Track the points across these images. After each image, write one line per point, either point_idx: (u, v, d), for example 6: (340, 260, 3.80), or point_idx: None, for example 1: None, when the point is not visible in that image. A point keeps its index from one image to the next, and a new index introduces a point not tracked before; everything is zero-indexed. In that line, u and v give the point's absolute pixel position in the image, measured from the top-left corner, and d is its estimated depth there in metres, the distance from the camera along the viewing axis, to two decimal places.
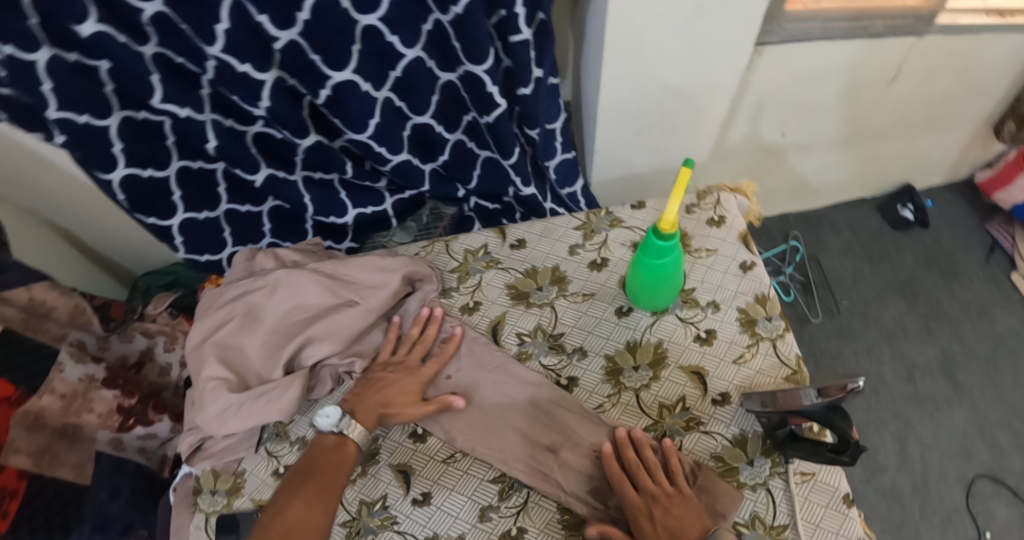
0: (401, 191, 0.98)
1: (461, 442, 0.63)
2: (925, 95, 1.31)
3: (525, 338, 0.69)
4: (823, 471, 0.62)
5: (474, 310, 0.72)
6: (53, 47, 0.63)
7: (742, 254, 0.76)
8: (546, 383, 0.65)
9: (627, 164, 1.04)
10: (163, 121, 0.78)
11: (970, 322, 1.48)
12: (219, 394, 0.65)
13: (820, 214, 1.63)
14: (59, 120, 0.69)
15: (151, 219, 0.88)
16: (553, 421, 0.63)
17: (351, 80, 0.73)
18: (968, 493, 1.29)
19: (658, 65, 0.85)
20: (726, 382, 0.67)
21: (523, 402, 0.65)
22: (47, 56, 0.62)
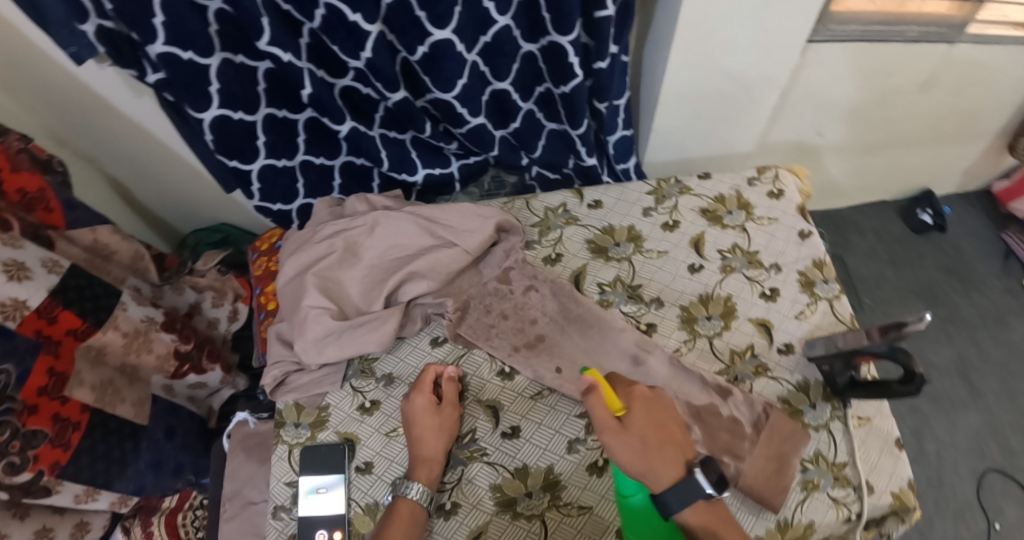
0: (468, 155, 1.04)
1: (551, 379, 0.68)
2: (954, 105, 1.37)
3: (606, 288, 0.75)
4: (877, 417, 0.68)
5: (558, 259, 0.77)
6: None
7: (801, 225, 0.82)
8: (627, 327, 0.70)
9: (679, 148, 1.10)
10: (259, 66, 0.86)
11: (986, 328, 1.54)
12: (320, 321, 0.70)
13: (844, 216, 1.69)
14: (164, 54, 0.76)
15: (234, 162, 0.96)
16: (632, 361, 0.68)
17: (449, 39, 0.79)
18: (979, 488, 1.34)
19: (725, 53, 0.90)
20: (790, 334, 0.72)
21: (602, 343, 0.70)
22: None
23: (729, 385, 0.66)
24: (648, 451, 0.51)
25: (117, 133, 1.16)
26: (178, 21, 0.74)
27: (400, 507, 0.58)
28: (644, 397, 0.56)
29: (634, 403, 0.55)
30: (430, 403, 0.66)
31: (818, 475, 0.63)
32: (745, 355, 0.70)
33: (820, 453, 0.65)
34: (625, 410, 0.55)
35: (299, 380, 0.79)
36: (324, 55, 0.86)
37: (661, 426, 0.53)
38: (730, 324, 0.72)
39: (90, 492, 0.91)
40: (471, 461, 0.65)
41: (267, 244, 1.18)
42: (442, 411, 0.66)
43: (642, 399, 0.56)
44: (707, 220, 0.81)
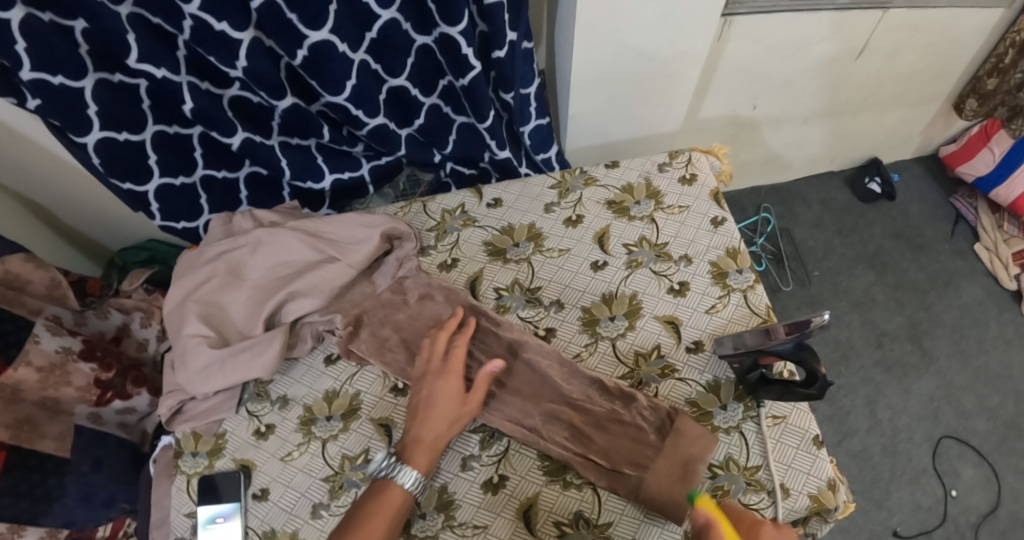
0: (378, 156, 0.98)
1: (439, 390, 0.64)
2: (893, 69, 1.35)
3: (503, 294, 0.71)
4: (794, 414, 0.65)
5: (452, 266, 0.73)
6: (27, 7, 0.65)
7: (714, 211, 0.79)
8: (525, 334, 0.67)
9: (601, 133, 1.06)
10: (139, 84, 0.80)
11: (937, 292, 1.54)
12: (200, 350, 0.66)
13: (790, 188, 1.67)
14: (34, 80, 0.70)
15: (128, 184, 0.89)
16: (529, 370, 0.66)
17: (328, 40, 0.74)
18: (935, 453, 1.34)
19: (632, 31, 0.86)
20: (699, 330, 0.70)
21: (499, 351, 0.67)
22: (21, 15, 0.65)
23: (630, 390, 0.63)
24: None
25: (20, 154, 1.10)
26: (42, 44, 0.68)
27: (391, 491, 0.55)
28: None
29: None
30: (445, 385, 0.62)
31: (728, 481, 0.61)
32: (651, 357, 0.68)
33: (732, 457, 0.62)
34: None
35: (196, 407, 0.74)
36: (206, 65, 0.81)
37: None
38: (635, 324, 0.69)
39: (14, 529, 0.87)
40: (364, 482, 0.65)
41: None
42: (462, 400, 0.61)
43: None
44: (612, 213, 0.77)
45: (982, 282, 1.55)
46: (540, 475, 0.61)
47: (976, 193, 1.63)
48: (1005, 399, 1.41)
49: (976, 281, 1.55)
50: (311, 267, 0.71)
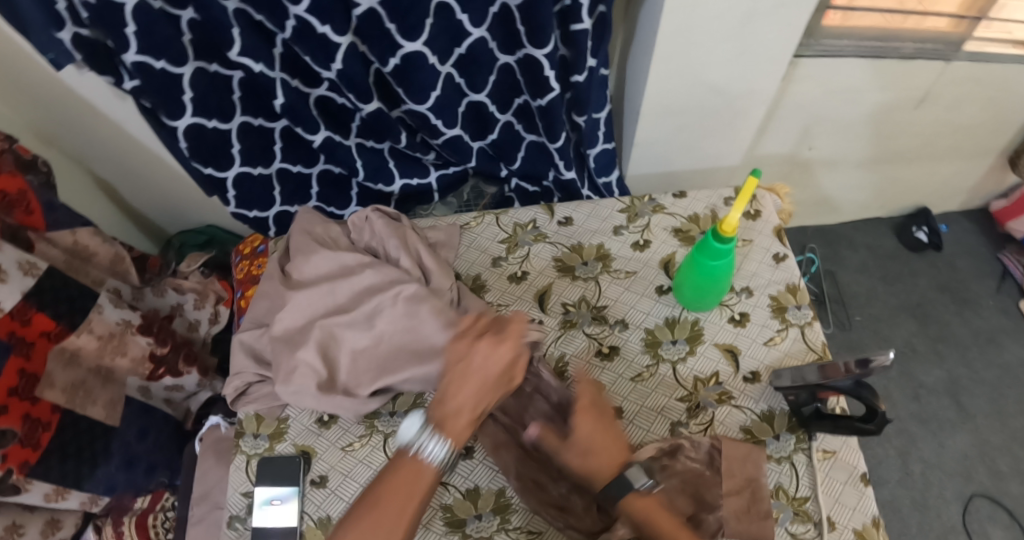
0: (446, 165, 1.02)
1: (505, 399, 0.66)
2: (950, 121, 1.35)
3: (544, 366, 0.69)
4: (843, 450, 0.68)
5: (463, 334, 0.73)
6: None
7: (776, 247, 0.81)
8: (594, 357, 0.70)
9: (662, 162, 1.08)
10: (233, 75, 0.85)
11: (978, 348, 1.52)
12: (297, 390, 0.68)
13: (838, 231, 1.67)
14: (138, 63, 0.76)
15: (209, 169, 0.95)
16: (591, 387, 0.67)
17: (421, 51, 0.78)
18: (966, 511, 1.32)
19: (706, 66, 0.88)
20: (757, 362, 0.72)
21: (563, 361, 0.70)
22: None
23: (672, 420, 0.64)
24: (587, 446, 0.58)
25: (101, 138, 1.16)
26: (149, 31, 0.74)
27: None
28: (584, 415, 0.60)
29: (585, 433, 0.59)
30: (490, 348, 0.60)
31: (776, 509, 0.64)
32: (709, 382, 0.69)
33: (781, 486, 0.65)
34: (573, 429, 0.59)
35: (260, 391, 0.76)
36: (300, 64, 0.85)
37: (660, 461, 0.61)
38: (696, 349, 0.71)
39: (59, 492, 0.91)
40: None
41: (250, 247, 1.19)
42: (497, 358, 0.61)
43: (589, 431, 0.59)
44: (679, 241, 0.78)
45: None
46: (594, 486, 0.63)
47: None
48: None
49: (1020, 340, 1.53)
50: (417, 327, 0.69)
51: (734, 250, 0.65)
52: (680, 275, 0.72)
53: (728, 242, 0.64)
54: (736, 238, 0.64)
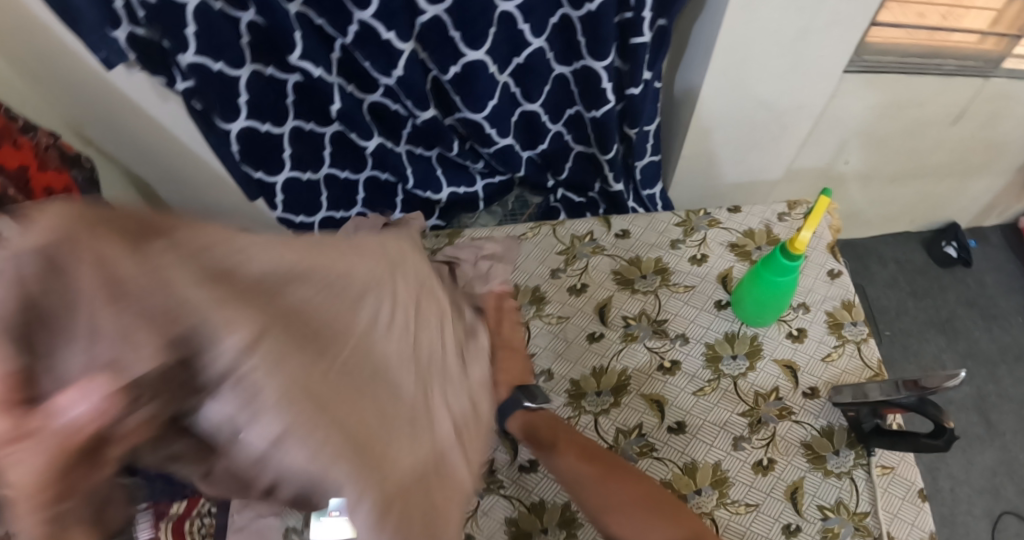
0: (493, 174, 1.03)
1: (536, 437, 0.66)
2: (987, 136, 1.35)
3: (602, 387, 0.70)
4: (901, 466, 0.68)
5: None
6: None
7: (830, 263, 0.81)
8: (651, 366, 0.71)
9: (705, 175, 1.09)
10: (289, 79, 0.86)
11: (1007, 364, 1.52)
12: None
13: (867, 244, 1.67)
14: (194, 63, 0.76)
15: (259, 173, 0.95)
16: None
17: (482, 60, 0.80)
18: (994, 528, 1.32)
19: (759, 81, 0.89)
20: (815, 377, 0.72)
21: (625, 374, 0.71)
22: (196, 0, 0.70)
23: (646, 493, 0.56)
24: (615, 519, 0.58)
25: (143, 141, 1.17)
26: (210, 32, 0.74)
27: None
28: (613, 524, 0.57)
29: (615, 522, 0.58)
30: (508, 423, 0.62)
31: (838, 524, 0.64)
32: (770, 398, 0.70)
33: (842, 501, 0.65)
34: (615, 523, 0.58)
35: None
36: (355, 70, 0.86)
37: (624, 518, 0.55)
38: (756, 365, 0.72)
39: None
40: (487, 493, 0.67)
41: None
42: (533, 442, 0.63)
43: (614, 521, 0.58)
44: (735, 255, 0.79)
45: None
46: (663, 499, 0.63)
47: None
48: None
49: None
50: None
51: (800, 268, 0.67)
52: (739, 290, 0.72)
53: (795, 260, 0.65)
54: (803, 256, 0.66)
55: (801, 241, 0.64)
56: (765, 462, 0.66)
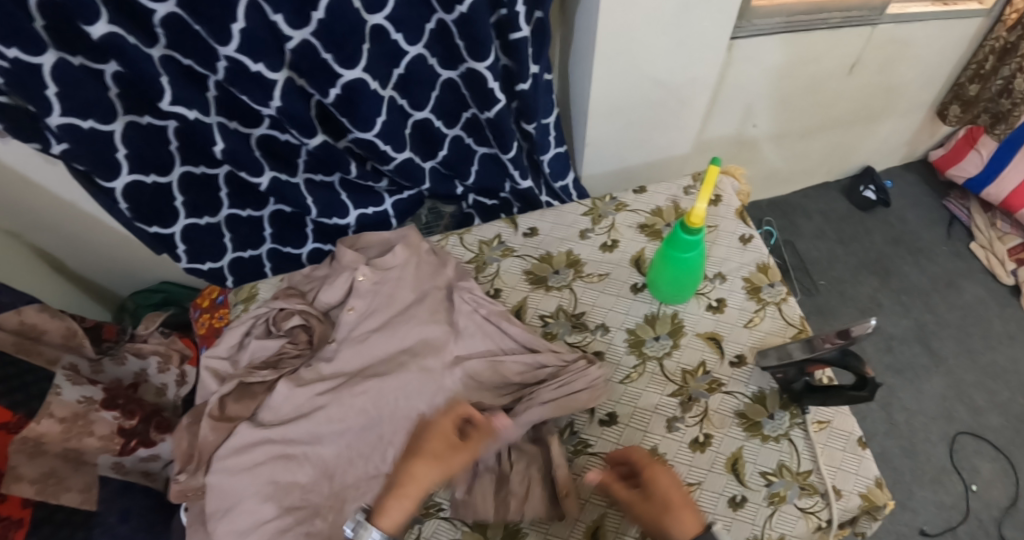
0: (400, 191, 1.02)
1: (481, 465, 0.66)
2: (885, 82, 1.41)
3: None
4: (836, 419, 0.69)
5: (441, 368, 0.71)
6: (59, 51, 0.65)
7: (741, 229, 0.83)
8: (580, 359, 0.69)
9: (617, 159, 1.09)
10: (168, 125, 0.81)
11: (939, 293, 1.58)
12: (250, 506, 0.65)
13: (790, 201, 1.71)
14: (64, 126, 0.70)
15: (155, 228, 0.90)
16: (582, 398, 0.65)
17: (361, 78, 0.76)
18: (953, 451, 1.36)
19: (649, 61, 0.89)
20: (741, 344, 0.73)
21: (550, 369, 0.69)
22: (53, 59, 0.65)
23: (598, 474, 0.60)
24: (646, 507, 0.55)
25: (47, 212, 1.10)
26: (73, 92, 0.68)
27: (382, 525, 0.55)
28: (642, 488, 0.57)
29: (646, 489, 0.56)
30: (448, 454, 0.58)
31: (783, 487, 0.63)
32: (697, 373, 0.70)
33: (783, 464, 0.65)
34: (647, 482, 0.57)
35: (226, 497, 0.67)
36: (236, 107, 0.82)
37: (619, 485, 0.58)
38: (680, 342, 0.72)
39: None
40: (426, 518, 0.65)
41: (207, 298, 1.06)
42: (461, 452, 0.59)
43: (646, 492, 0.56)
44: (646, 236, 0.80)
45: (982, 281, 1.60)
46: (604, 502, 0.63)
47: (967, 194, 1.70)
48: (1015, 393, 1.44)
49: (977, 281, 1.60)
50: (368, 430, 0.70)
51: (703, 240, 0.66)
52: (652, 272, 0.72)
53: (695, 234, 0.65)
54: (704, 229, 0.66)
55: (697, 216, 0.63)
56: (702, 438, 0.66)
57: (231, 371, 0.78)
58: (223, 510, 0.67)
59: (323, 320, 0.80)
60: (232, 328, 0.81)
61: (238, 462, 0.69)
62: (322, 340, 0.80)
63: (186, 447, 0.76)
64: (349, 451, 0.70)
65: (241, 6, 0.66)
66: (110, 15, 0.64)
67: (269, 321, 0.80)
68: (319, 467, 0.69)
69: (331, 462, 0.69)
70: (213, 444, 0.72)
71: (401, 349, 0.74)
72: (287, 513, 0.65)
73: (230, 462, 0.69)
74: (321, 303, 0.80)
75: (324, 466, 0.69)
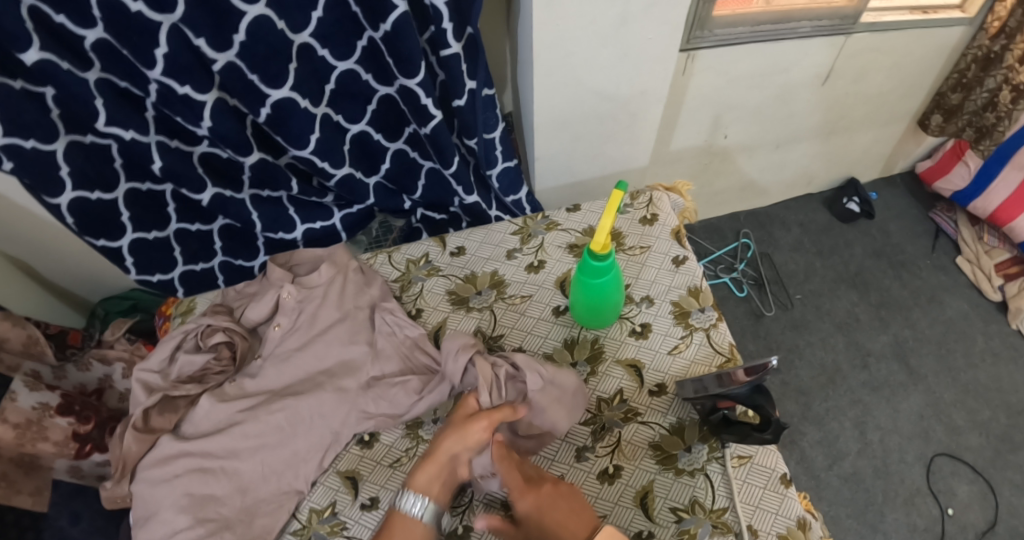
0: (349, 205, 1.00)
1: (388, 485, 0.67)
2: (861, 92, 1.37)
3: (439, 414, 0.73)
4: (760, 454, 0.67)
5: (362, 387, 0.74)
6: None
7: (676, 250, 0.81)
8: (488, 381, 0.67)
9: (570, 172, 1.07)
10: (110, 144, 0.81)
11: (920, 308, 1.54)
12: (166, 517, 0.65)
13: (770, 212, 1.68)
14: (5, 146, 0.71)
15: (102, 241, 0.90)
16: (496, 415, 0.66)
17: (290, 97, 0.76)
18: (928, 472, 1.31)
19: (590, 73, 0.88)
20: (662, 373, 0.71)
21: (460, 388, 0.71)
22: None
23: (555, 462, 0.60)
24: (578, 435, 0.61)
25: (10, 216, 1.07)
26: (13, 113, 0.69)
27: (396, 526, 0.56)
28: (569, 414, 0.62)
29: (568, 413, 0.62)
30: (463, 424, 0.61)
31: (694, 524, 0.62)
32: (614, 402, 0.70)
33: (697, 500, 0.63)
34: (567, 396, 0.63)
35: (144, 510, 0.68)
36: (175, 125, 0.83)
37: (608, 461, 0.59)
38: (597, 369, 0.72)
39: None
40: (330, 536, 0.66)
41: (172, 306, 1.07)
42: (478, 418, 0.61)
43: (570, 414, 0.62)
44: (573, 256, 0.81)
45: (966, 296, 1.56)
46: (500, 532, 0.62)
47: (954, 207, 1.66)
48: (996, 413, 1.39)
49: (960, 296, 1.56)
50: (284, 446, 0.70)
51: (615, 264, 0.65)
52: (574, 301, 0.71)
53: (604, 259, 0.64)
54: (613, 253, 0.64)
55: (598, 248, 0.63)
56: (611, 468, 0.65)
57: (161, 384, 0.77)
58: (143, 519, 0.68)
59: (248, 336, 0.82)
60: (163, 339, 0.80)
61: (159, 472, 0.69)
62: (247, 355, 0.81)
63: (117, 455, 0.75)
64: (264, 468, 0.69)
65: (162, 32, 0.66)
66: (42, 41, 0.65)
67: (198, 336, 0.80)
68: (234, 482, 0.68)
69: (247, 478, 0.69)
70: (136, 455, 0.72)
71: (320, 370, 0.77)
72: (198, 525, 0.65)
73: (154, 472, 0.69)
74: (247, 319, 0.81)
75: (239, 481, 0.68)
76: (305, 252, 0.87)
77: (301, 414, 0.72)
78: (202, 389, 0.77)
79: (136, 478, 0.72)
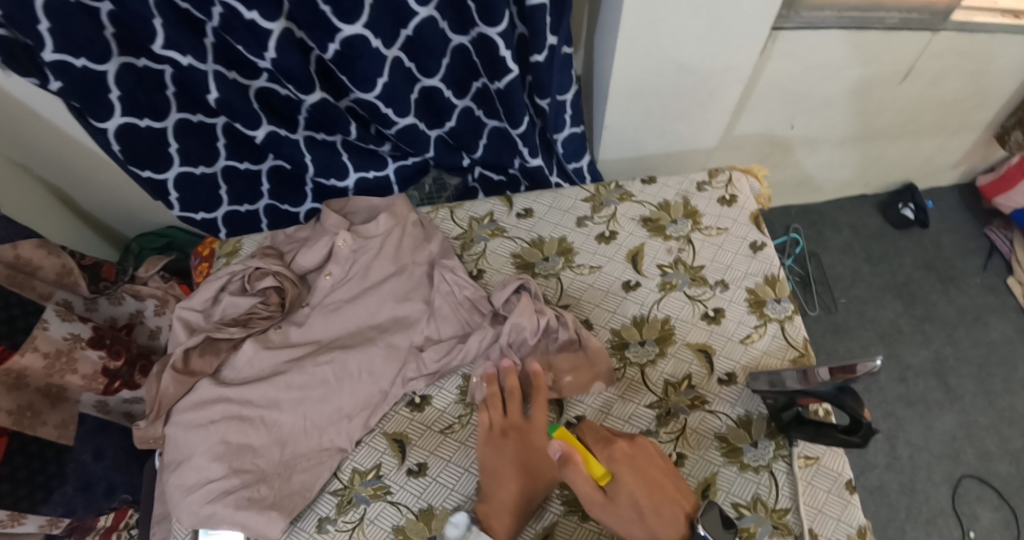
0: (405, 156, 0.96)
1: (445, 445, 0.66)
2: (936, 96, 1.30)
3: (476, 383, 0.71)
4: (827, 456, 0.63)
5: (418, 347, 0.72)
6: None
7: (754, 235, 0.79)
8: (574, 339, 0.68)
9: (634, 146, 1.03)
10: (164, 70, 0.77)
11: (965, 327, 1.48)
12: (199, 464, 0.63)
13: (822, 211, 1.62)
14: (56, 62, 0.67)
15: (147, 172, 0.86)
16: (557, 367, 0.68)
17: (362, 35, 0.71)
18: (955, 494, 1.27)
19: (676, 43, 0.82)
20: (732, 362, 0.69)
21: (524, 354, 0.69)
22: None
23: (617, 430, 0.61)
24: (644, 523, 0.52)
25: (52, 144, 1.04)
26: (66, 26, 0.65)
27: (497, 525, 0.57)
28: (625, 455, 0.57)
29: (616, 466, 0.56)
30: (520, 441, 0.63)
31: (755, 523, 0.59)
32: (681, 387, 0.67)
33: (759, 498, 0.60)
34: (609, 477, 0.55)
35: (178, 455, 0.66)
36: (233, 55, 0.78)
37: (648, 479, 0.55)
38: (666, 351, 0.70)
39: (14, 517, 0.78)
40: (373, 499, 0.63)
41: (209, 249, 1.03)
42: (529, 436, 0.64)
43: (621, 458, 0.56)
44: (646, 230, 0.81)
45: (1013, 320, 1.49)
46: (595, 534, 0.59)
47: (1012, 226, 1.58)
48: None
49: (1007, 319, 1.50)
50: (329, 402, 0.68)
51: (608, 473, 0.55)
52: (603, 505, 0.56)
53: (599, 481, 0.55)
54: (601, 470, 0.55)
55: (598, 467, 0.55)
56: (674, 457, 0.63)
57: (203, 324, 0.75)
58: (177, 462, 0.65)
59: (298, 284, 0.78)
60: (209, 277, 0.78)
61: (195, 417, 0.66)
62: (295, 304, 0.77)
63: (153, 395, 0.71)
64: (306, 422, 0.67)
65: None
66: None
67: (245, 279, 0.77)
68: (273, 434, 0.66)
69: (287, 431, 0.66)
70: (173, 396, 0.69)
71: (372, 324, 0.74)
72: (233, 475, 0.62)
73: (189, 416, 0.67)
74: (298, 265, 0.78)
75: (278, 434, 0.66)
76: (361, 200, 0.85)
77: (354, 369, 0.70)
78: (245, 332, 0.73)
79: (171, 420, 0.69)
